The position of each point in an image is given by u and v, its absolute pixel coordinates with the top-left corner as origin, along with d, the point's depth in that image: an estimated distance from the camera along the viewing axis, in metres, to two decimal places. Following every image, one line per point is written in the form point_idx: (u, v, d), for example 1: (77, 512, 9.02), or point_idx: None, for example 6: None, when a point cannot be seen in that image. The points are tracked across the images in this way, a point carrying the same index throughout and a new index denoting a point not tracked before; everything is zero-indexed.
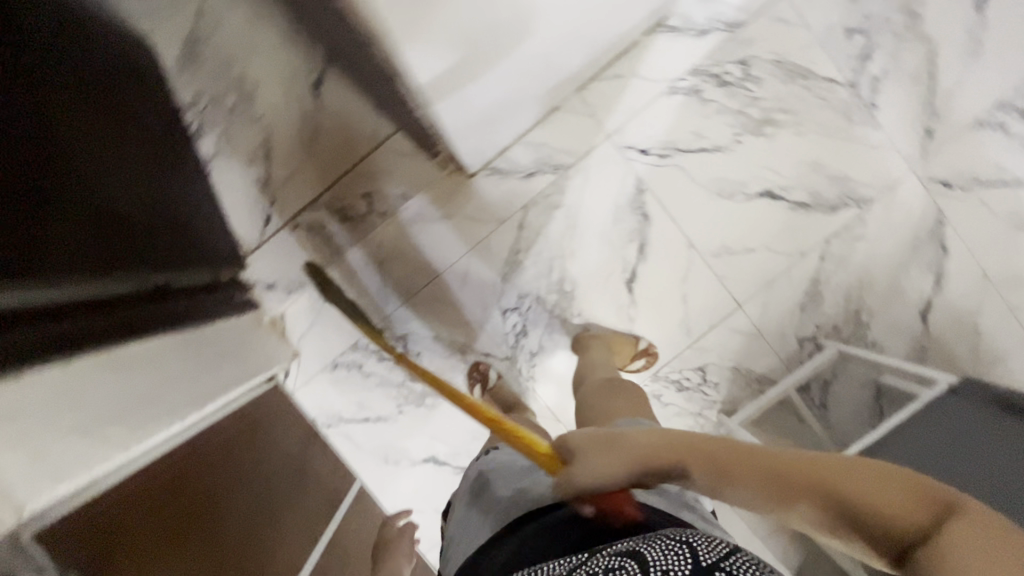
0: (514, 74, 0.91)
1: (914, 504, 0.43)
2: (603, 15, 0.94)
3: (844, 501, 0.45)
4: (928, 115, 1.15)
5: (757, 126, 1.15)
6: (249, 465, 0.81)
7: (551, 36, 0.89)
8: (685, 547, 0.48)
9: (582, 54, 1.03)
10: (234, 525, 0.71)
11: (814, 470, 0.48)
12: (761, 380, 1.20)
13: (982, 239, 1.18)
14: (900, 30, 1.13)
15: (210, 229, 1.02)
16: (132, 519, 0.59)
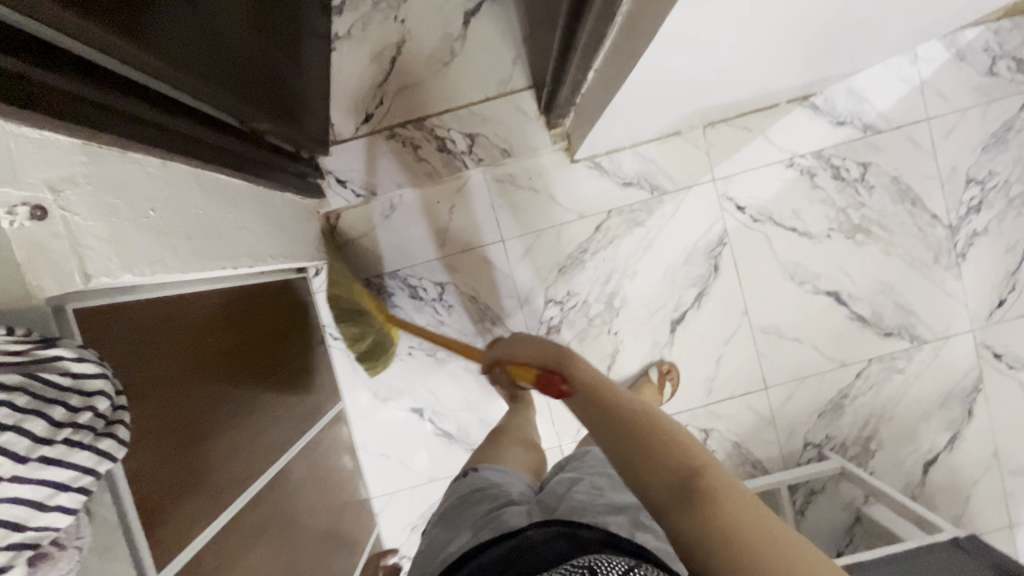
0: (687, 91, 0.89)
1: (686, 453, 0.51)
2: (791, 73, 0.92)
3: (642, 426, 0.54)
4: (1008, 287, 1.17)
5: (851, 230, 1.16)
6: (237, 358, 0.78)
7: (746, 71, 0.86)
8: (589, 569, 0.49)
9: (741, 98, 1.00)
10: (206, 400, 0.67)
11: (640, 413, 0.55)
12: (756, 465, 1.20)
13: (1006, 420, 1.20)
14: (1016, 198, 1.15)
15: (314, 102, 1.00)
16: (132, 332, 0.57)
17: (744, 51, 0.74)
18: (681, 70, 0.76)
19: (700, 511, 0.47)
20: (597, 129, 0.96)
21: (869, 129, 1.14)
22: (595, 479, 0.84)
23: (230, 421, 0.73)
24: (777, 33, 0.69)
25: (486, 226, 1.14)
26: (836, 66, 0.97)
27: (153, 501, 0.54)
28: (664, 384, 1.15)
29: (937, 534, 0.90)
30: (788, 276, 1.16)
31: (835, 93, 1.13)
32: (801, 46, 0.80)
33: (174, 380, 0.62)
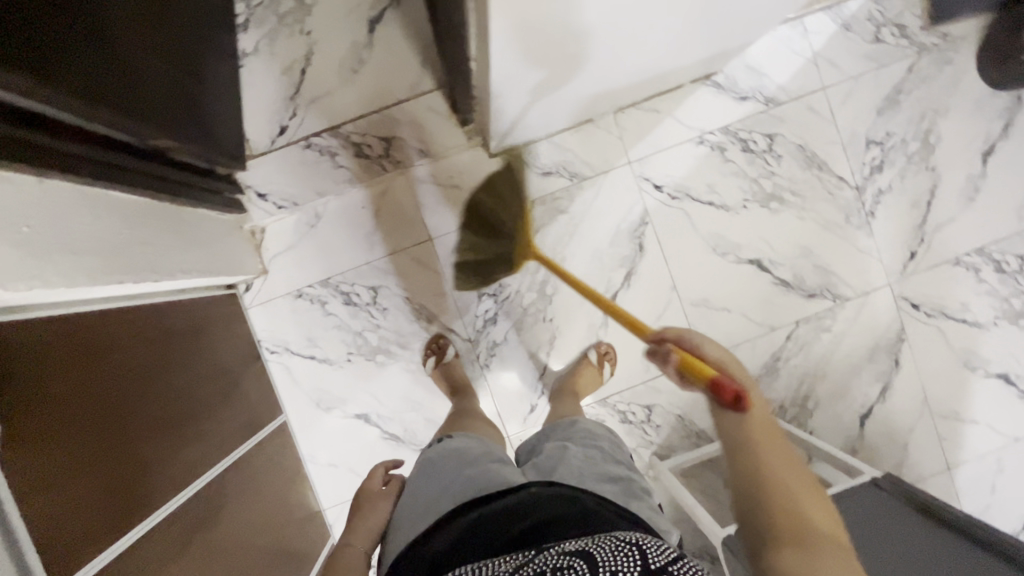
0: (581, 78, 0.91)
1: (827, 535, 0.55)
2: (677, 51, 0.96)
3: (790, 492, 0.58)
4: (917, 239, 1.23)
5: (765, 198, 1.21)
6: (156, 373, 0.78)
7: (631, 56, 0.89)
8: (635, 549, 0.53)
9: (637, 78, 1.04)
10: (121, 416, 0.66)
11: (798, 485, 0.59)
12: (700, 435, 1.22)
13: (932, 366, 1.25)
14: (913, 155, 1.22)
15: (225, 119, 1.01)
16: (28, 355, 0.55)
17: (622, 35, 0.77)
18: (568, 58, 0.79)
19: (800, 562, 0.53)
20: (502, 117, 0.99)
21: (771, 102, 1.20)
22: (594, 450, 0.87)
23: (149, 436, 0.71)
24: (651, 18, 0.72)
25: (414, 227, 1.16)
26: (723, 42, 1.02)
27: (63, 529, 0.52)
28: (604, 365, 1.18)
29: (859, 478, 0.94)
30: (711, 249, 1.21)
31: (735, 70, 1.19)
32: (676, 28, 0.83)
33: (72, 403, 0.59)
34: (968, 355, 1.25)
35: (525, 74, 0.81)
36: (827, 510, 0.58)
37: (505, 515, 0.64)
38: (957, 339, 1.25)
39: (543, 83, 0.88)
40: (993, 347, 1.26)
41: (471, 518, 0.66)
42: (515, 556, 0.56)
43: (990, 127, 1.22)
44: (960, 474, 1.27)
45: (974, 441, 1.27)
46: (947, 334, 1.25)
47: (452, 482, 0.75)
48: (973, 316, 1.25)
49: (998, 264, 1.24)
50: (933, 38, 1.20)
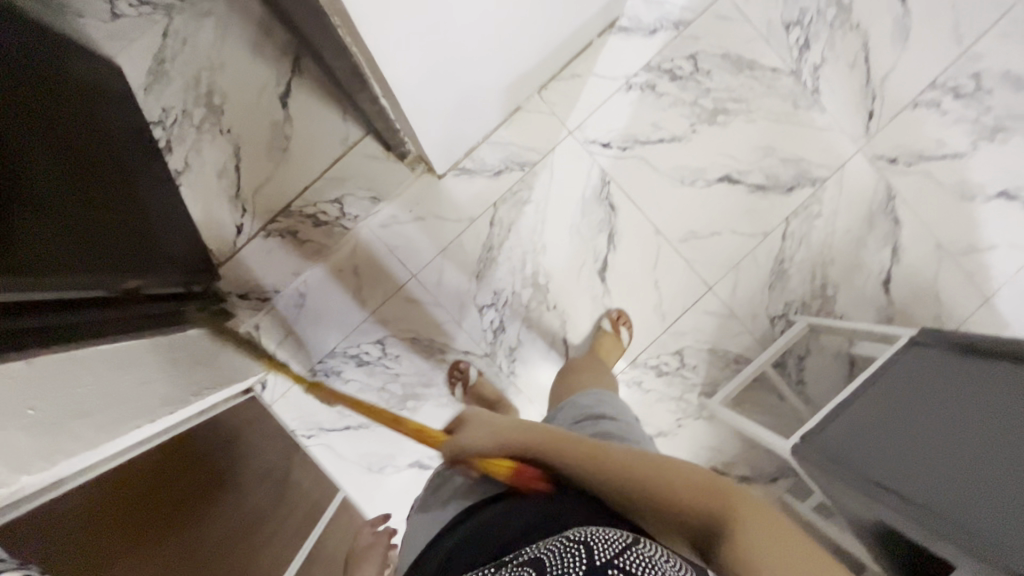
0: (485, 75, 0.94)
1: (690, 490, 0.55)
2: (563, 18, 0.98)
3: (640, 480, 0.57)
4: (869, 98, 1.23)
5: (711, 116, 1.21)
6: (216, 491, 0.80)
7: (523, 39, 0.92)
8: (583, 547, 0.47)
9: (540, 50, 1.04)
10: (195, 539, 0.68)
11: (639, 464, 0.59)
12: (738, 359, 1.22)
13: (932, 210, 1.24)
14: (834, 21, 1.22)
15: (184, 238, 1.04)
16: (93, 511, 0.57)
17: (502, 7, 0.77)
18: (463, 56, 0.81)
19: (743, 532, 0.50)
20: (434, 134, 0.99)
21: (680, 24, 1.20)
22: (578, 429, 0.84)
23: (224, 550, 0.73)
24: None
25: (394, 270, 1.17)
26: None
27: None
28: (621, 330, 1.18)
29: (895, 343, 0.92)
30: (678, 183, 1.21)
31: (635, 7, 1.19)
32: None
33: (149, 542, 0.61)
34: (963, 186, 1.24)
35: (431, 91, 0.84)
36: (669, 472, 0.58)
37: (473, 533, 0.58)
38: (945, 176, 1.24)
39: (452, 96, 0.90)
40: (983, 169, 1.24)
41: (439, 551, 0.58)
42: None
43: None
44: (1000, 301, 1.25)
45: (1001, 265, 1.25)
46: (933, 175, 1.24)
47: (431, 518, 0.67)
48: (952, 149, 1.24)
49: (956, 89, 1.23)
50: None
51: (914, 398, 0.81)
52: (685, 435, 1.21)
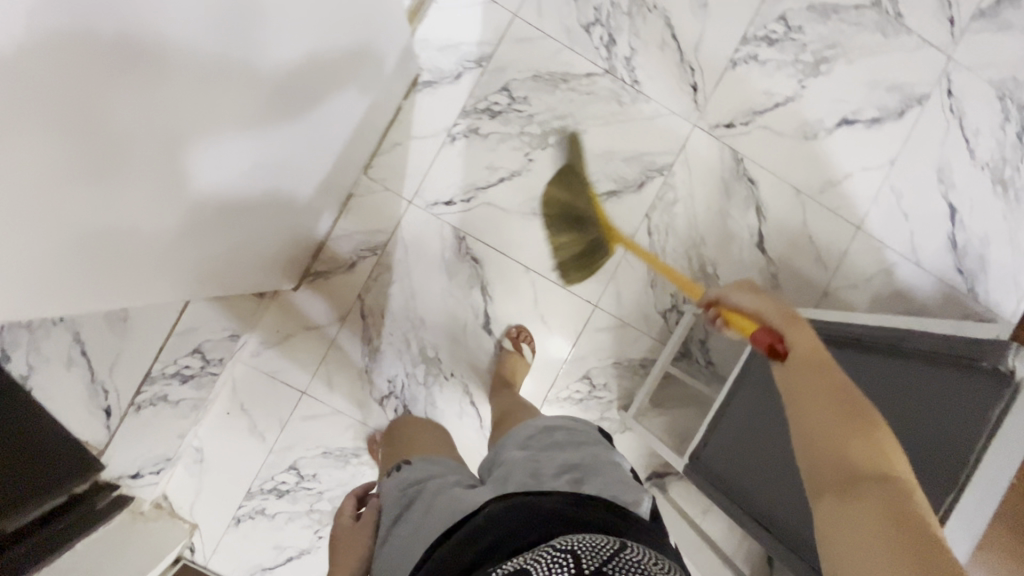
0: (290, 159, 0.82)
1: (881, 456, 0.48)
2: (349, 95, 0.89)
3: (813, 426, 0.52)
4: (689, 72, 1.22)
5: (542, 140, 1.19)
6: None
7: (318, 122, 0.84)
8: (570, 556, 0.51)
9: (347, 129, 0.97)
10: None
11: (834, 408, 0.52)
12: (644, 363, 1.23)
13: (782, 159, 1.25)
14: (630, 9, 1.20)
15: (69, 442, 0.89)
16: None
17: (251, 206, 0.78)
18: (270, 127, 0.69)
19: (838, 502, 0.46)
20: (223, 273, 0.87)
21: (482, 60, 1.17)
22: (539, 439, 0.85)
23: None
24: (246, 193, 0.74)
25: (284, 393, 1.15)
26: (390, 55, 0.99)
27: None
28: (523, 345, 1.17)
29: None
30: (532, 215, 1.19)
31: (432, 58, 1.16)
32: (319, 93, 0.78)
33: None
34: (804, 127, 1.25)
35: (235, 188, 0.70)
36: (874, 440, 0.49)
37: (460, 546, 0.62)
38: (784, 123, 1.25)
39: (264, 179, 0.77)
40: (817, 106, 1.25)
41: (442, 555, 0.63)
42: None
43: None
44: (869, 224, 1.28)
45: (860, 191, 1.27)
46: (773, 125, 1.24)
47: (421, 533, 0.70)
48: (782, 95, 1.24)
49: (769, 37, 1.23)
50: None
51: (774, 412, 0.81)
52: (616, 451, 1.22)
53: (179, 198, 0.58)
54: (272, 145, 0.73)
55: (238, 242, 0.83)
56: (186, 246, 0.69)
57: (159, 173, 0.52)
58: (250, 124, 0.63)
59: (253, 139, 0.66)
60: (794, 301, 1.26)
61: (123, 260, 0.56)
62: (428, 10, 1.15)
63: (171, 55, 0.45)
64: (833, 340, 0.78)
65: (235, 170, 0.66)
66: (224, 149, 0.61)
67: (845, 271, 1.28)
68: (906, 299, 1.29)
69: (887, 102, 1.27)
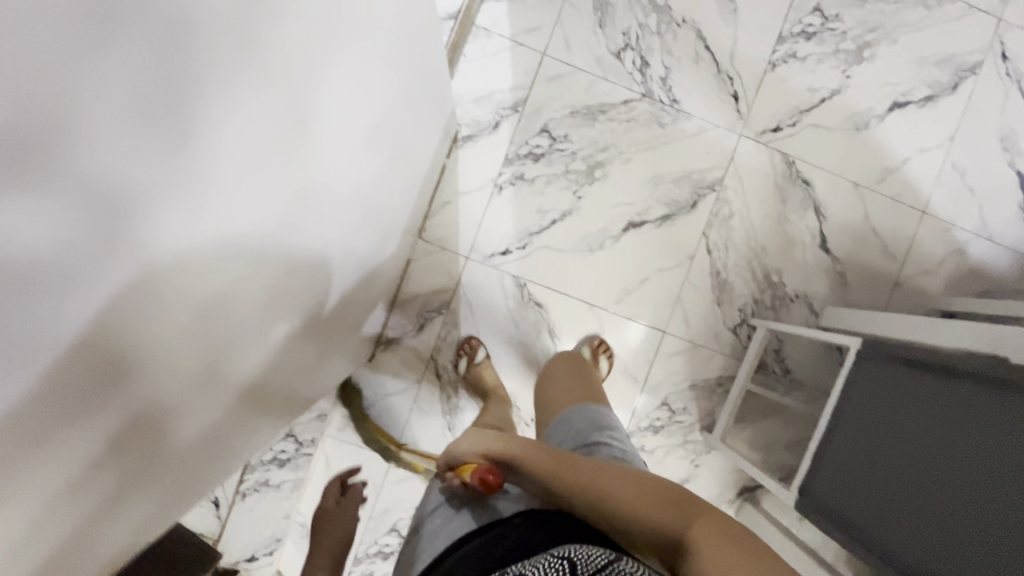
0: (312, 270, 0.61)
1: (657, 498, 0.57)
2: (408, 171, 0.88)
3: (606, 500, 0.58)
4: (728, 82, 1.19)
5: (588, 175, 1.18)
6: None
7: (349, 199, 0.63)
8: (565, 562, 0.49)
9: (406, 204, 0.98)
10: None
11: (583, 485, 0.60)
12: (720, 381, 1.22)
13: (835, 154, 1.21)
14: (659, 27, 1.17)
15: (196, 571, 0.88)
16: None
17: (269, 379, 0.68)
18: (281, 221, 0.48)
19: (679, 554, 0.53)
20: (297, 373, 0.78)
21: (518, 106, 1.16)
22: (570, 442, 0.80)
23: None
24: (267, 370, 0.64)
25: (374, 460, 1.18)
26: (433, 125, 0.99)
27: None
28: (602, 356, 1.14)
29: (851, 355, 0.95)
30: (587, 252, 1.19)
31: (468, 111, 1.16)
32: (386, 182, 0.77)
33: None
34: (853, 118, 1.21)
35: (246, 322, 0.51)
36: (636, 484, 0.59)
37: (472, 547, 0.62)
38: (833, 118, 1.21)
39: (282, 303, 0.57)
40: (865, 94, 1.21)
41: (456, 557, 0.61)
42: None
43: None
44: (935, 206, 1.24)
45: (921, 174, 1.23)
46: (822, 121, 1.21)
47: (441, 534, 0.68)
48: (827, 89, 1.20)
49: (806, 31, 1.19)
50: None
51: (892, 420, 0.84)
52: (703, 473, 1.22)
53: (202, 396, 0.49)
54: (302, 313, 0.65)
55: (260, 413, 0.72)
56: (196, 452, 0.57)
57: (185, 372, 0.44)
58: (276, 302, 0.56)
59: (281, 313, 0.59)
60: (865, 296, 1.23)
61: (130, 485, 0.45)
62: (459, 64, 1.15)
63: (219, 226, 0.38)
64: (988, 381, 0.74)
65: (257, 353, 0.58)
66: (249, 332, 0.52)
67: (914, 258, 1.24)
68: (982, 277, 1.25)
69: (939, 77, 1.22)
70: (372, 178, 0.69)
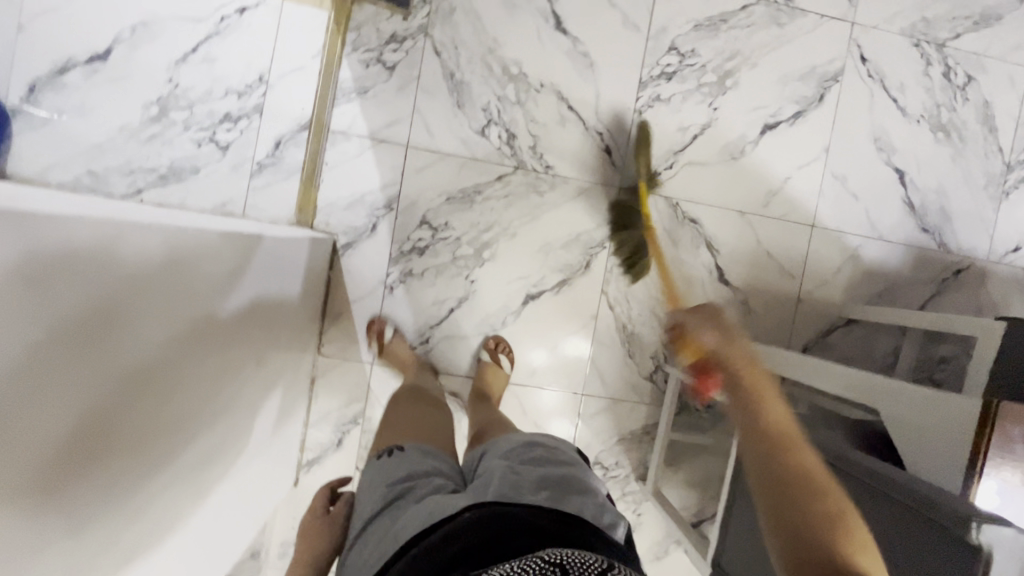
0: (222, 264, 0.74)
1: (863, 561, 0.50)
2: (264, 320, 0.89)
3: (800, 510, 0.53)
4: (597, 137, 1.18)
5: (477, 257, 1.17)
6: None
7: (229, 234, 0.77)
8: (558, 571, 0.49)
9: (280, 346, 0.96)
10: None
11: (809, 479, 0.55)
12: (646, 429, 1.23)
13: (716, 187, 1.22)
14: (519, 96, 1.15)
15: None
16: None
17: (219, 427, 0.76)
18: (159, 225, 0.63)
19: None
20: (229, 447, 0.81)
21: (391, 203, 1.14)
22: (521, 448, 0.78)
23: None
24: (217, 402, 0.75)
25: None
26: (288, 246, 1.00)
27: None
28: (502, 357, 1.16)
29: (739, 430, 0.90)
30: (491, 333, 1.18)
31: (341, 219, 1.13)
32: (251, 324, 0.84)
33: None
34: (728, 148, 1.21)
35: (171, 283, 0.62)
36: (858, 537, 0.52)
37: (437, 544, 0.59)
38: (708, 153, 1.21)
39: (208, 284, 0.70)
40: (736, 123, 1.21)
41: (414, 555, 0.59)
42: None
43: (536, 3, 1.14)
44: (822, 217, 1.25)
45: (804, 190, 1.24)
46: (698, 158, 1.21)
47: (379, 545, 0.65)
48: (696, 125, 1.20)
49: (666, 72, 1.18)
50: (420, 10, 1.12)
51: None
52: (647, 520, 1.24)
53: (166, 361, 0.63)
54: (207, 338, 0.70)
55: (213, 445, 0.76)
56: (148, 450, 0.62)
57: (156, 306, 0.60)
58: (213, 320, 0.71)
59: (218, 346, 0.73)
60: (770, 317, 1.25)
61: (116, 410, 0.57)
62: (322, 174, 1.12)
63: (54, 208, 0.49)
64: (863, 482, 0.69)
65: (166, 355, 0.63)
66: (194, 328, 0.67)
67: (812, 271, 1.26)
68: (880, 276, 1.27)
69: (804, 91, 1.22)
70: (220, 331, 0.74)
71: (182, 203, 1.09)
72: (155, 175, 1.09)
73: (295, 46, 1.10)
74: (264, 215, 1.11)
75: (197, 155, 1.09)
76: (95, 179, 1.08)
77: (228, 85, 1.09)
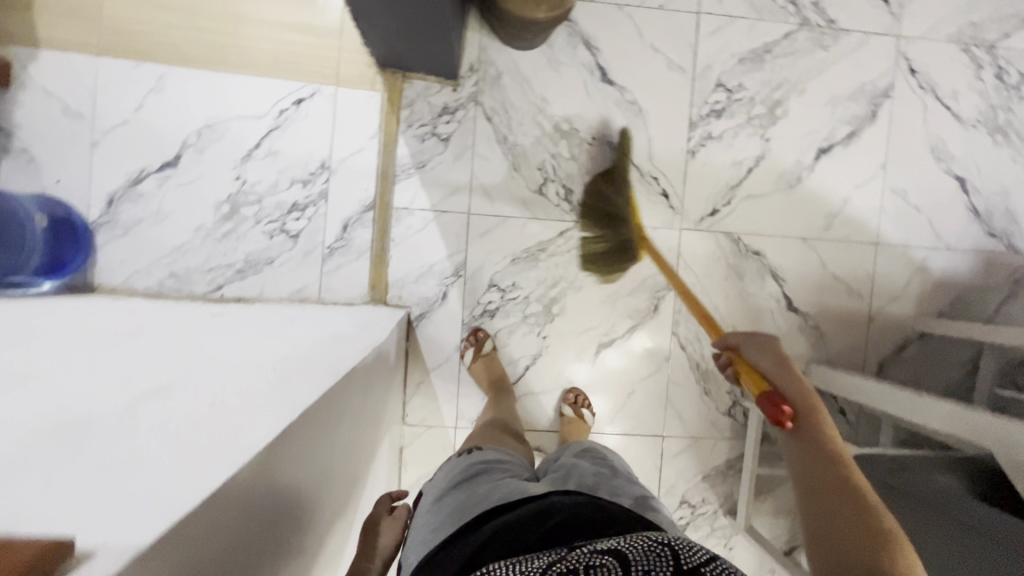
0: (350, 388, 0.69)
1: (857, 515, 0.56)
2: (372, 393, 0.87)
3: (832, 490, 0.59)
4: (653, 182, 1.19)
5: (547, 313, 1.18)
6: None
7: (339, 354, 0.72)
8: (667, 550, 0.49)
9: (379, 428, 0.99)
10: None
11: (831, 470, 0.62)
12: (730, 463, 1.24)
13: (776, 217, 1.21)
14: (572, 150, 1.17)
15: None
16: None
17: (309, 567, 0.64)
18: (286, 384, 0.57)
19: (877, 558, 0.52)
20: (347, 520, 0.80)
21: (460, 270, 1.16)
22: (602, 469, 0.79)
23: None
24: (310, 544, 0.63)
25: None
26: (361, 318, 1.01)
27: None
28: (584, 410, 1.17)
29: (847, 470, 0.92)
30: (568, 386, 1.20)
31: (413, 291, 1.16)
32: (362, 409, 0.81)
33: None
34: (784, 177, 1.21)
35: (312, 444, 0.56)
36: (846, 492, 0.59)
37: (529, 518, 0.60)
38: (765, 184, 1.21)
39: (339, 417, 0.65)
40: (791, 151, 1.21)
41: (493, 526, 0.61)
42: (543, 554, 0.51)
43: (580, 58, 1.15)
44: (886, 233, 1.24)
45: (865, 209, 1.23)
46: (755, 191, 1.21)
47: (449, 516, 0.67)
48: (750, 158, 1.20)
49: (714, 109, 1.19)
50: (468, 79, 1.14)
51: None
52: (739, 554, 1.24)
53: (290, 529, 0.55)
54: (332, 458, 0.66)
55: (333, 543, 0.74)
56: None
57: (256, 512, 0.46)
58: (336, 443, 0.66)
59: (338, 463, 0.68)
60: (843, 340, 1.25)
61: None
62: (390, 251, 1.15)
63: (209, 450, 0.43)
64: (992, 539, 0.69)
65: (298, 510, 0.57)
66: (289, 497, 0.53)
67: (880, 288, 1.25)
68: (950, 286, 1.26)
69: (856, 110, 1.21)
70: (343, 446, 0.71)
71: (261, 294, 1.13)
72: (233, 270, 1.12)
73: (353, 130, 1.13)
74: (339, 297, 1.15)
75: (270, 246, 1.13)
76: (178, 281, 1.12)
77: (293, 175, 1.12)
